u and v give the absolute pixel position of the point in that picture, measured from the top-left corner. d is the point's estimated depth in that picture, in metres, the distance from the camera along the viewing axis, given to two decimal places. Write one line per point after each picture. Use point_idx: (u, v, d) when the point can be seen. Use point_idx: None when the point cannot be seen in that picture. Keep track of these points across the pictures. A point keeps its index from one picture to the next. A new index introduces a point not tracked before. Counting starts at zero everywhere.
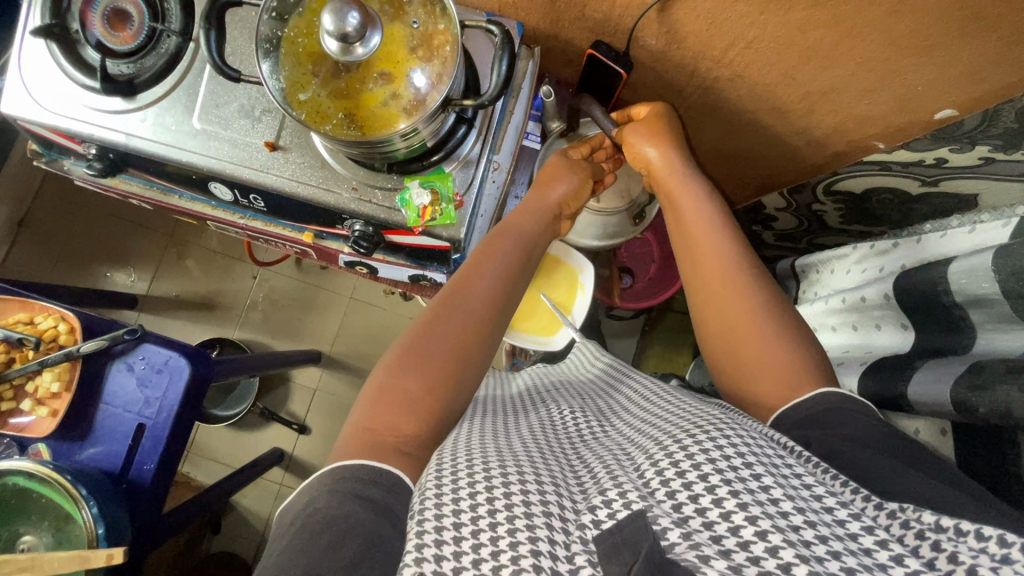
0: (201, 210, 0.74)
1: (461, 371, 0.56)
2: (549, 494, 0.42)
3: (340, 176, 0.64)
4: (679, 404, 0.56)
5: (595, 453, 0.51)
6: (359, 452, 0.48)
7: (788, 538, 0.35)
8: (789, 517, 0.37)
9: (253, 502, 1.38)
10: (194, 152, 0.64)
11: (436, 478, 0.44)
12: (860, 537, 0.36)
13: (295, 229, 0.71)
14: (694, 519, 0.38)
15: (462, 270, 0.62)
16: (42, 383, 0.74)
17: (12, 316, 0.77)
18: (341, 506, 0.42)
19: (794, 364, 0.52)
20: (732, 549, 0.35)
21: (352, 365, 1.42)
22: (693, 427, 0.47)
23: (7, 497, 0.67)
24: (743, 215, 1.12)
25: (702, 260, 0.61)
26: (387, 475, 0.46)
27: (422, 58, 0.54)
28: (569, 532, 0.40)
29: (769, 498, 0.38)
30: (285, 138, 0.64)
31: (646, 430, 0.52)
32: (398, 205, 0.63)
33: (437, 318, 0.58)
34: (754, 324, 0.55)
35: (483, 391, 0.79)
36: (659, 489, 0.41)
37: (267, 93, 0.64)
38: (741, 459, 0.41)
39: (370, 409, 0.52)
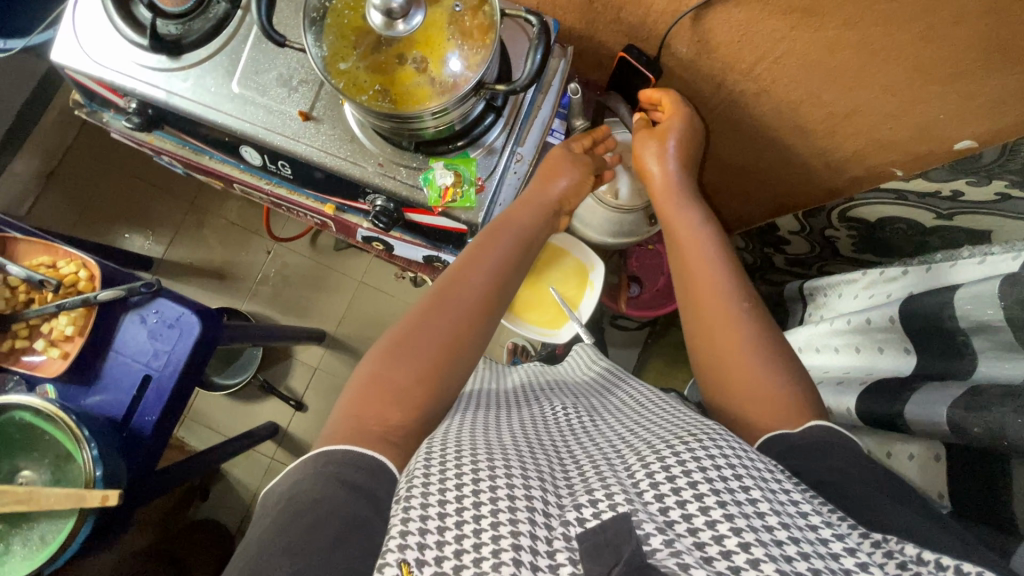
0: (229, 172, 0.76)
1: (447, 364, 0.56)
2: (534, 490, 0.43)
3: (368, 152, 0.65)
4: (675, 411, 0.57)
5: (581, 453, 0.52)
6: (348, 437, 0.48)
7: (769, 552, 0.35)
8: (774, 531, 0.37)
9: (243, 472, 1.40)
10: (230, 114, 0.66)
11: (422, 468, 0.45)
12: (841, 555, 0.36)
13: (318, 199, 0.73)
14: (679, 524, 0.39)
15: (456, 264, 0.63)
16: (57, 325, 0.76)
17: (35, 258, 0.78)
18: (328, 488, 0.43)
19: (781, 391, 0.53)
20: (715, 557, 0.36)
21: (355, 347, 1.44)
22: (686, 435, 0.47)
23: (12, 430, 0.69)
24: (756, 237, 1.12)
25: (697, 282, 0.62)
26: (371, 459, 0.46)
27: (460, 43, 0.56)
28: (551, 528, 0.40)
29: (756, 512, 0.38)
30: (319, 109, 0.66)
31: (636, 433, 0.53)
32: (420, 184, 0.65)
33: (430, 309, 0.59)
34: (742, 348, 0.56)
35: (476, 383, 0.80)
36: (647, 492, 0.42)
37: (306, 65, 0.66)
38: (731, 471, 0.42)
39: (356, 399, 0.53)
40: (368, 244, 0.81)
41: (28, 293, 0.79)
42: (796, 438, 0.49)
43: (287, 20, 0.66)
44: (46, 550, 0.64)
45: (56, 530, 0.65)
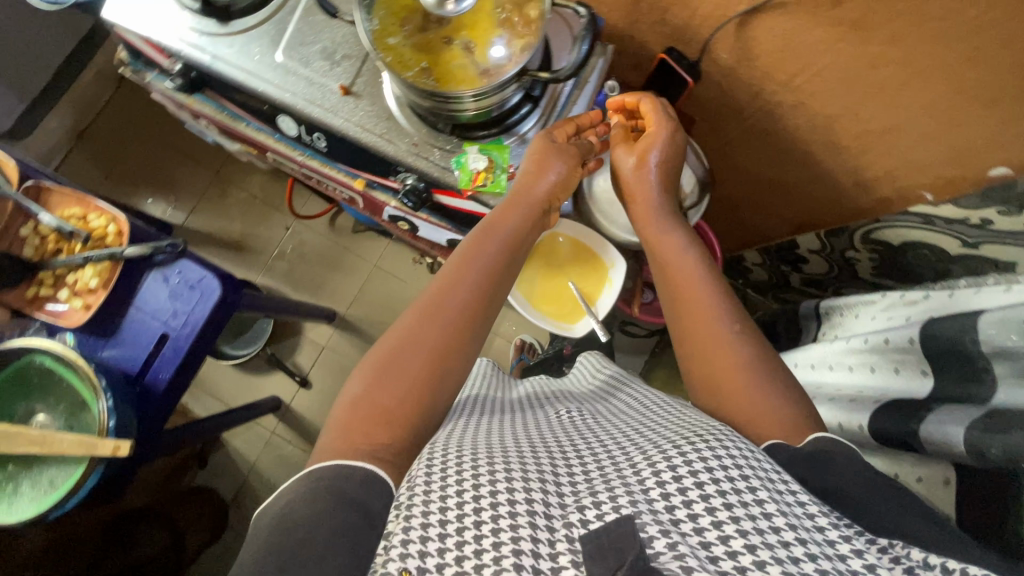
0: (263, 141, 0.77)
1: (438, 373, 0.56)
2: (535, 492, 0.43)
3: (403, 132, 0.66)
4: (681, 412, 0.57)
5: (580, 448, 0.52)
6: (338, 453, 0.48)
7: (775, 555, 0.36)
8: (781, 532, 0.38)
9: (243, 443, 1.41)
10: (271, 82, 0.67)
11: (423, 474, 0.45)
12: (848, 556, 0.37)
13: (349, 174, 0.74)
14: (685, 523, 0.39)
15: (441, 274, 0.62)
16: (81, 277, 0.78)
17: (67, 208, 0.80)
18: (321, 501, 0.43)
19: (783, 412, 0.53)
20: (720, 557, 0.37)
21: (364, 329, 1.44)
22: (692, 435, 0.48)
23: (31, 375, 0.70)
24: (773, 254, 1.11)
25: (687, 302, 0.63)
26: (361, 470, 0.47)
27: (507, 29, 0.57)
28: (554, 530, 0.41)
29: (762, 512, 0.39)
30: (359, 85, 0.67)
31: (639, 433, 0.53)
32: (452, 167, 0.66)
33: (419, 323, 0.58)
34: (737, 372, 0.56)
35: (476, 389, 0.80)
36: (653, 490, 0.42)
37: (352, 40, 0.67)
38: (739, 471, 0.42)
39: (345, 417, 0.52)
40: (394, 223, 0.82)
41: (51, 243, 0.79)
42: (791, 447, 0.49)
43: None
44: (54, 495, 0.65)
45: (65, 476, 0.66)
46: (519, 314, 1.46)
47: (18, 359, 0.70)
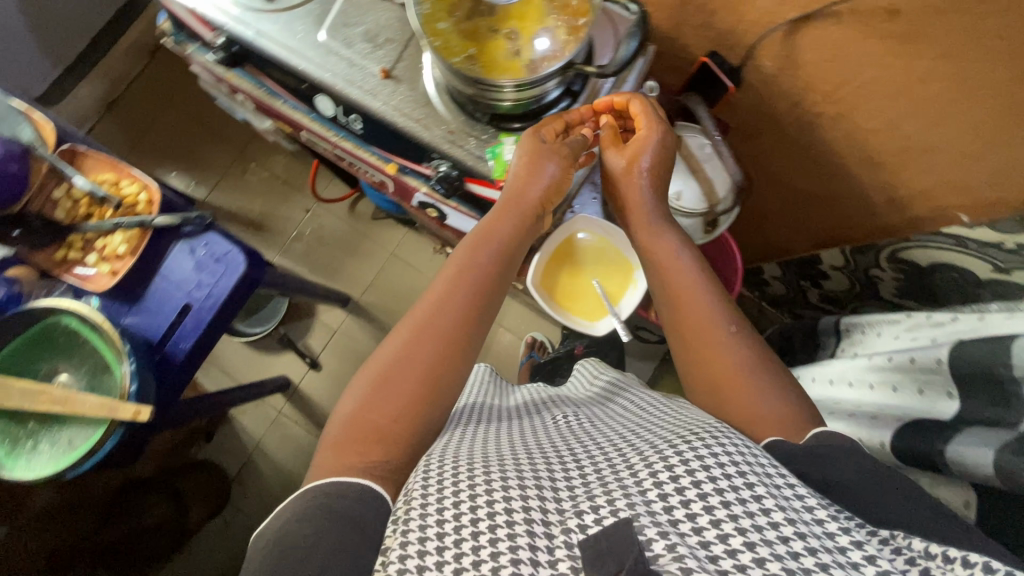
0: (299, 119, 0.76)
1: (430, 379, 0.56)
2: (531, 498, 0.43)
3: (440, 118, 0.66)
4: (680, 411, 0.57)
5: (572, 454, 0.53)
6: (334, 470, 0.49)
7: (775, 553, 0.36)
8: (780, 527, 0.37)
9: (250, 420, 1.42)
10: (312, 61, 0.68)
11: (420, 490, 0.45)
12: (847, 548, 0.36)
13: (382, 158, 0.73)
14: (684, 523, 0.39)
15: (435, 287, 0.63)
16: (110, 242, 0.78)
17: (100, 174, 0.81)
18: (326, 518, 0.44)
19: (782, 410, 0.52)
20: (720, 556, 0.36)
21: (376, 316, 1.45)
22: (687, 436, 0.47)
23: (57, 333, 0.71)
24: (793, 269, 1.10)
25: (684, 308, 0.62)
26: (355, 486, 0.47)
27: (554, 23, 0.57)
28: (552, 537, 0.40)
29: (761, 509, 0.38)
30: (400, 69, 0.67)
31: (637, 435, 0.53)
32: (487, 157, 0.66)
33: (413, 336, 0.59)
34: (731, 375, 0.56)
35: (474, 397, 0.80)
36: (651, 490, 0.42)
37: (395, 25, 0.68)
38: (735, 467, 0.42)
39: (340, 432, 0.53)
40: (423, 210, 0.82)
41: (82, 207, 0.80)
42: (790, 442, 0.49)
43: None
44: (73, 454, 0.66)
45: (85, 436, 0.67)
46: (531, 312, 1.46)
47: (41, 319, 0.71)
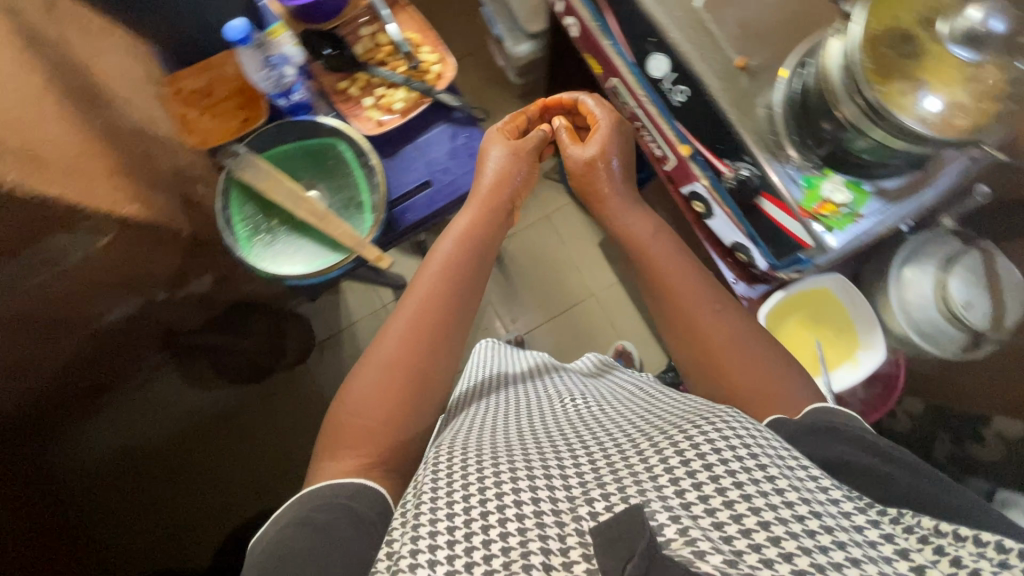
0: (617, 66, 0.77)
1: (439, 327, 0.63)
2: (540, 489, 0.42)
3: (770, 125, 0.66)
4: (687, 399, 0.55)
5: (557, 441, 0.52)
6: (349, 471, 0.51)
7: (791, 531, 0.34)
8: (795, 507, 0.36)
9: (354, 301, 1.37)
10: (675, 20, 0.68)
11: (430, 482, 0.45)
12: (865, 529, 0.36)
13: (679, 137, 0.75)
14: (696, 506, 0.37)
15: (419, 286, 0.66)
16: (390, 95, 0.81)
17: (409, 31, 0.83)
18: (332, 513, 0.46)
19: (773, 386, 0.56)
20: (733, 536, 0.34)
21: (508, 263, 1.48)
22: (689, 420, 0.45)
23: (330, 154, 0.74)
24: (934, 424, 1.01)
25: (674, 320, 0.67)
26: (351, 484, 0.50)
27: (970, 102, 0.54)
28: (563, 525, 0.38)
29: (774, 487, 0.37)
30: (756, 62, 0.67)
31: (637, 423, 0.52)
32: (799, 182, 0.66)
33: (412, 324, 0.62)
34: (723, 355, 0.60)
35: (478, 381, 0.80)
36: (662, 474, 0.39)
37: (772, 22, 0.67)
38: (746, 447, 0.40)
39: (342, 431, 0.55)
40: (684, 200, 0.82)
41: (379, 53, 0.82)
42: (791, 422, 0.51)
43: None
44: (319, 264, 0.71)
45: (320, 256, 0.71)
46: (645, 331, 1.44)
47: (321, 136, 0.74)
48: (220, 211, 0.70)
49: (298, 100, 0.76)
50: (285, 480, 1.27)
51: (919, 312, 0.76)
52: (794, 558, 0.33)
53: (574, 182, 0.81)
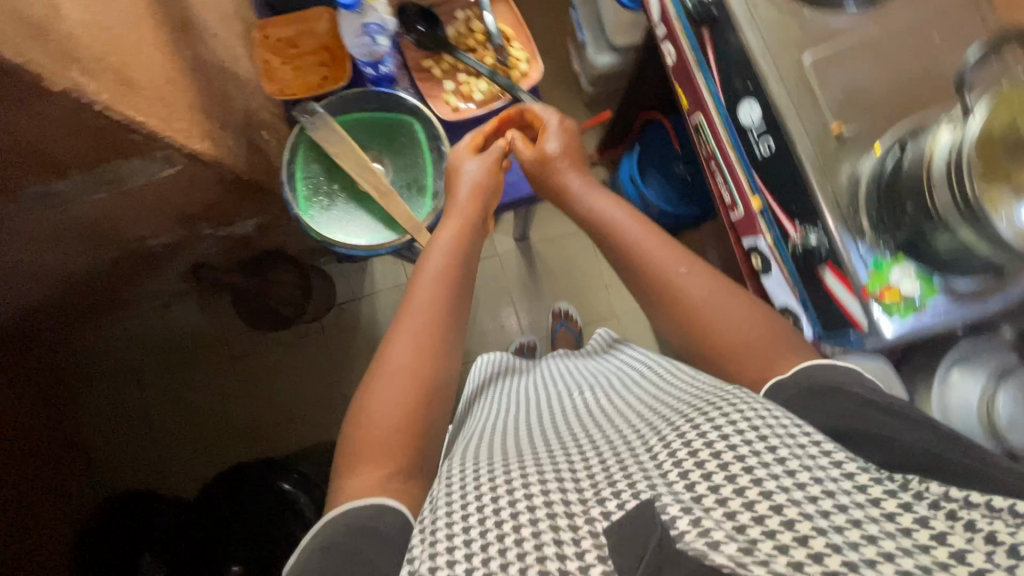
0: (706, 104, 0.75)
1: (441, 328, 0.61)
2: (553, 492, 0.44)
3: (850, 203, 0.65)
4: (693, 378, 0.56)
5: (565, 440, 0.54)
6: (369, 488, 0.51)
7: (804, 513, 0.36)
8: (806, 487, 0.38)
9: (380, 272, 1.36)
10: (779, 74, 0.66)
11: (445, 499, 0.46)
12: (882, 501, 0.38)
13: (752, 187, 0.73)
14: (708, 499, 0.39)
15: (418, 294, 0.63)
16: (472, 83, 0.81)
17: (505, 23, 0.82)
18: (350, 537, 0.47)
19: (761, 342, 0.57)
20: (747, 525, 0.37)
21: (538, 266, 1.48)
22: (695, 411, 0.47)
23: (404, 132, 0.75)
24: None
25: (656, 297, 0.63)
26: (370, 503, 0.50)
27: None
28: (577, 529, 0.40)
29: (785, 471, 0.39)
30: (851, 131, 0.65)
31: (644, 414, 0.54)
32: (868, 261, 0.64)
33: (424, 339, 0.60)
34: (703, 310, 0.60)
35: (493, 391, 0.81)
36: (672, 472, 0.42)
37: (877, 95, 0.65)
38: (756, 433, 0.42)
39: (362, 438, 0.54)
40: (742, 250, 0.80)
41: (471, 39, 0.82)
42: (789, 385, 0.52)
43: (895, 49, 0.65)
44: (369, 237, 0.71)
45: (372, 230, 0.72)
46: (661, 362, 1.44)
47: (400, 111, 0.75)
48: (286, 163, 0.70)
49: (385, 72, 0.75)
50: (283, 431, 1.28)
51: (963, 420, 0.77)
52: (809, 541, 0.35)
53: (541, 188, 0.74)
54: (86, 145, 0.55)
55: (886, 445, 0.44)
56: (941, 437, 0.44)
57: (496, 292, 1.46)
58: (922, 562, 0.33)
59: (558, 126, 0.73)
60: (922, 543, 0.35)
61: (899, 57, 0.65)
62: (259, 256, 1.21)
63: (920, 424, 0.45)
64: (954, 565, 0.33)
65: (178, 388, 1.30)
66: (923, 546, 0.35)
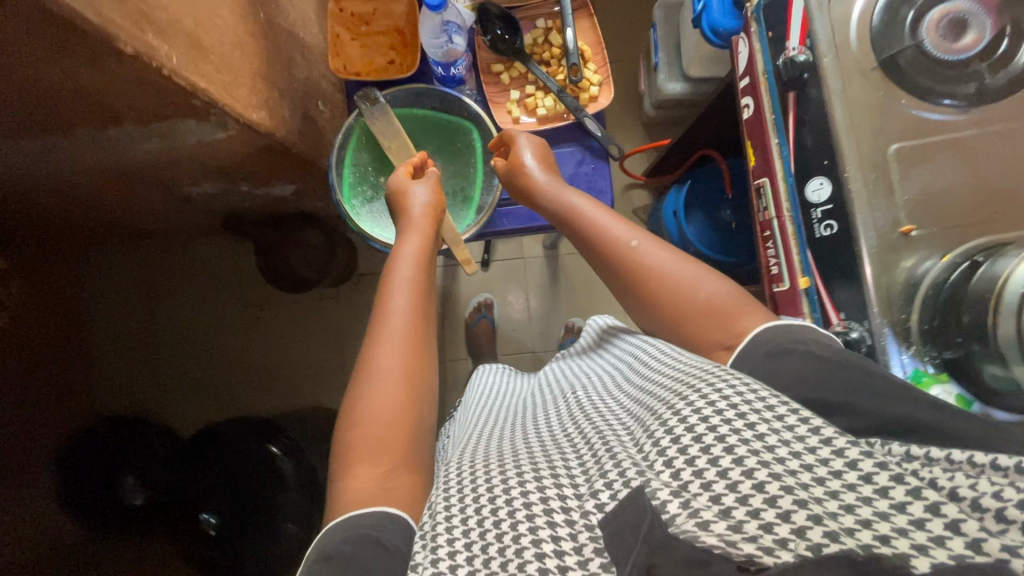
0: (776, 168, 0.69)
1: (422, 330, 0.61)
2: (548, 488, 0.43)
3: (904, 307, 0.63)
4: (671, 354, 0.55)
5: (556, 433, 0.54)
6: (370, 494, 0.50)
7: (784, 485, 0.35)
8: (786, 461, 0.37)
9: None
10: (857, 159, 0.64)
11: (442, 506, 0.45)
12: (859, 461, 0.36)
13: (802, 267, 0.67)
14: (693, 484, 0.38)
15: (393, 306, 0.61)
16: (538, 97, 0.78)
17: (584, 41, 0.79)
18: (356, 545, 0.46)
19: (716, 304, 0.56)
20: (732, 506, 0.36)
21: (561, 278, 1.46)
22: (674, 395, 0.47)
23: (460, 140, 0.78)
24: None
25: (613, 260, 0.62)
26: (372, 511, 0.49)
27: None
28: (573, 522, 0.40)
29: (765, 446, 0.39)
30: (924, 233, 0.62)
31: (628, 404, 0.53)
32: (905, 372, 0.62)
33: (411, 331, 0.60)
34: (653, 272, 0.59)
35: (480, 399, 0.79)
36: (658, 461, 0.41)
37: (960, 203, 0.62)
38: (734, 411, 0.42)
39: (356, 437, 0.53)
40: None
41: (546, 52, 0.79)
42: (753, 351, 0.51)
43: (988, 153, 0.61)
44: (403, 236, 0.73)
45: None
46: None
47: (462, 116, 0.76)
48: (338, 146, 0.70)
49: (455, 74, 0.73)
50: (279, 389, 1.29)
51: None
52: (790, 516, 0.34)
53: (520, 200, 0.73)
54: (145, 102, 0.54)
55: (858, 411, 0.43)
56: (913, 400, 0.43)
57: (513, 296, 1.45)
58: (898, 525, 0.33)
59: (522, 138, 0.72)
60: (898, 503, 0.34)
61: (991, 165, 0.61)
62: (288, 215, 1.21)
63: (883, 390, 0.44)
64: (930, 522, 0.32)
65: (182, 330, 1.30)
66: (900, 506, 0.34)
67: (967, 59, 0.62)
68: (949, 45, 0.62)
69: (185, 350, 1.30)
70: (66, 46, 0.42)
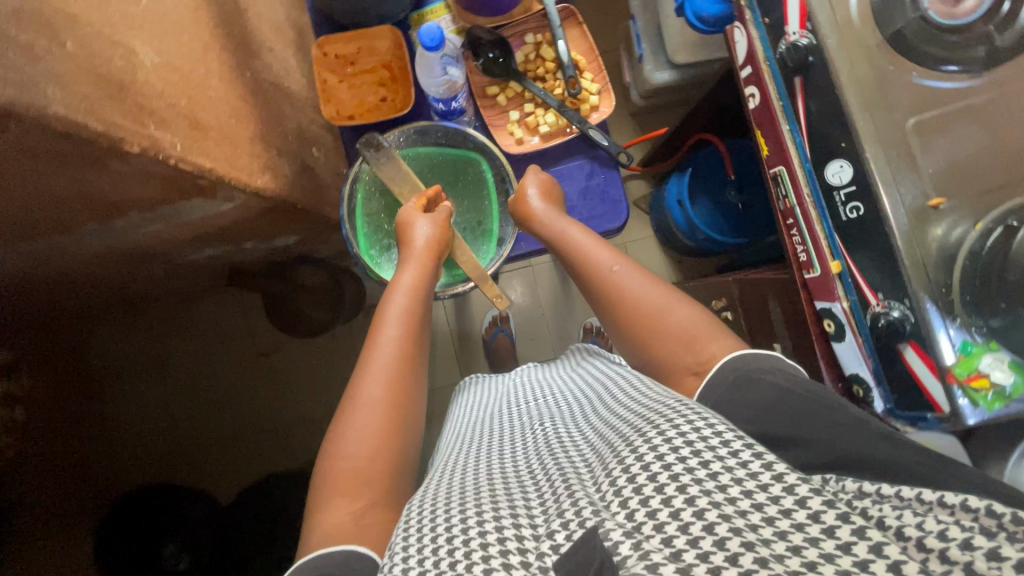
0: (790, 156, 0.69)
1: (406, 375, 0.58)
2: (505, 524, 0.38)
3: (946, 274, 0.62)
4: (643, 388, 0.51)
5: (508, 462, 0.50)
6: (340, 532, 0.47)
7: (732, 526, 0.32)
8: (737, 501, 0.34)
9: None
10: (879, 137, 0.63)
11: (401, 540, 0.41)
12: (808, 499, 0.33)
13: (833, 251, 0.68)
14: (647, 525, 0.34)
15: (376, 352, 0.58)
16: (538, 115, 0.77)
17: (578, 50, 0.77)
18: None
19: (692, 332, 0.55)
20: (682, 548, 0.32)
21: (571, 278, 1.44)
22: (637, 429, 0.42)
23: (468, 172, 0.78)
24: None
25: (603, 291, 0.62)
26: (341, 550, 0.45)
27: None
28: (528, 565, 0.35)
29: (717, 485, 0.35)
30: (955, 203, 0.62)
31: (593, 434, 0.49)
32: (955, 346, 0.60)
33: (390, 376, 0.57)
34: (636, 301, 0.59)
35: (456, 423, 0.76)
36: (614, 500, 0.37)
37: (991, 167, 0.61)
38: (689, 448, 0.38)
39: (328, 477, 0.51)
40: (813, 316, 0.73)
41: (539, 67, 0.77)
42: (717, 382, 0.51)
43: (1009, 115, 0.60)
44: None
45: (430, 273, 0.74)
46: None
47: (468, 147, 0.77)
48: (347, 198, 0.71)
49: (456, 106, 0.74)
50: (305, 433, 1.27)
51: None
52: (738, 559, 0.30)
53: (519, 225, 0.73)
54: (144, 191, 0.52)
55: (812, 443, 0.43)
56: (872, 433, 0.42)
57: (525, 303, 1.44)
58: (842, 566, 0.30)
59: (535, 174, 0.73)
60: (843, 543, 0.31)
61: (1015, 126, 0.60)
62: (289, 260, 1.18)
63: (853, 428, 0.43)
64: (874, 563, 0.30)
65: (202, 390, 1.28)
66: (845, 547, 0.31)
67: (974, 20, 0.61)
68: (954, 9, 0.61)
69: (205, 409, 1.28)
70: (70, 158, 0.40)
